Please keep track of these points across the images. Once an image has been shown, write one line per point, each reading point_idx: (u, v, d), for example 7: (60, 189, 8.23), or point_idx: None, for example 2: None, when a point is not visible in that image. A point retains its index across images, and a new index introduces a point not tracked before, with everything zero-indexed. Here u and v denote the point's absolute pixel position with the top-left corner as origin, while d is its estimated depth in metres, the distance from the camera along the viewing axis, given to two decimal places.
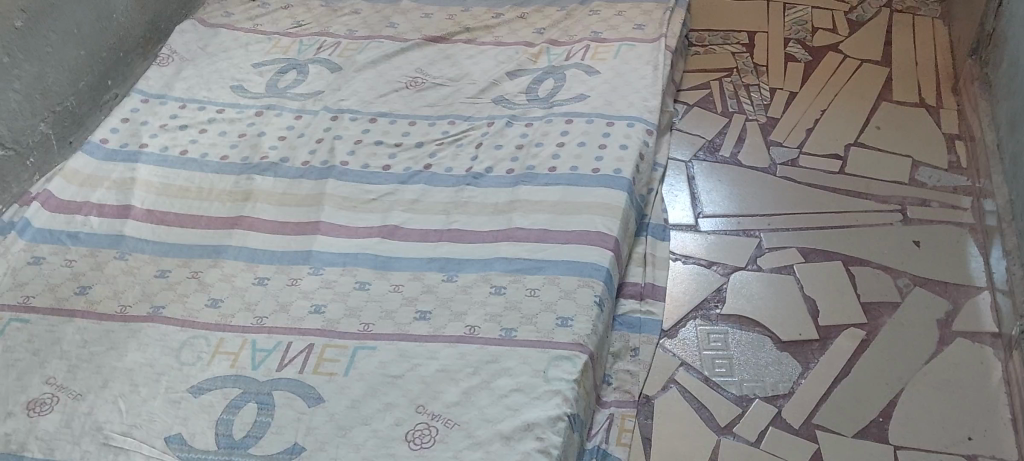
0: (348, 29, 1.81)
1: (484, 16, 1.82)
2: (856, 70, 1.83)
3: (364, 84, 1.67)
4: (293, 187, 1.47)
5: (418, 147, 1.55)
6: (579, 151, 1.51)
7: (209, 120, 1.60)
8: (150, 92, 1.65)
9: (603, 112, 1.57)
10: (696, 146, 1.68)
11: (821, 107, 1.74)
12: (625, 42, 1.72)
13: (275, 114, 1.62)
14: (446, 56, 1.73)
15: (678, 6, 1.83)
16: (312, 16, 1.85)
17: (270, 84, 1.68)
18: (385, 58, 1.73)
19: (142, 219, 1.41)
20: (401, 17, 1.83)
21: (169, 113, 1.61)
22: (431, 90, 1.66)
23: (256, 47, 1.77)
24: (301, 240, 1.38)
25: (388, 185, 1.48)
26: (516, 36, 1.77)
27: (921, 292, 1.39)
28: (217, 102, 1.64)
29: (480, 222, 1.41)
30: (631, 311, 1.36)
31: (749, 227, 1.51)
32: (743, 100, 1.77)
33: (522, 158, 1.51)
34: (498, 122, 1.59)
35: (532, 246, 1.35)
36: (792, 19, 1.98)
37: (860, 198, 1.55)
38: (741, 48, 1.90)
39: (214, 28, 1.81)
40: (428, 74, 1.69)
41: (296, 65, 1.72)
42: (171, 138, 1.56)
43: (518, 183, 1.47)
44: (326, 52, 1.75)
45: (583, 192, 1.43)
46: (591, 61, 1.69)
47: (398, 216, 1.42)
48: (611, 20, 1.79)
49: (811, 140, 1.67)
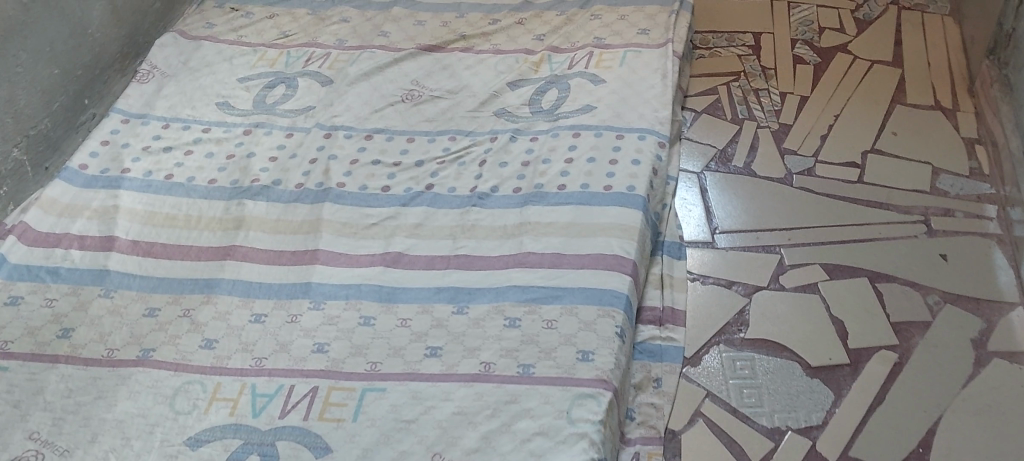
0: (337, 40, 1.72)
1: (481, 23, 1.74)
2: (867, 72, 1.76)
3: (358, 98, 1.59)
4: (288, 212, 1.39)
5: (418, 166, 1.47)
6: (590, 167, 1.43)
7: (195, 141, 1.51)
8: (131, 112, 1.55)
9: (612, 125, 1.50)
10: (707, 156, 1.61)
11: (834, 112, 1.67)
12: (629, 48, 1.65)
13: (264, 133, 1.53)
14: (443, 67, 1.64)
15: (682, 8, 1.74)
16: (298, 26, 1.76)
17: (257, 99, 1.59)
18: (379, 70, 1.64)
19: (127, 251, 1.33)
20: (393, 25, 1.74)
21: (152, 135, 1.52)
22: (429, 103, 1.57)
23: (242, 60, 1.68)
24: (299, 272, 1.29)
25: (390, 209, 1.40)
26: (515, 44, 1.69)
27: (951, 309, 1.33)
28: (202, 121, 1.55)
29: (489, 246, 1.33)
30: (651, 338, 1.29)
31: (768, 243, 1.44)
32: (753, 106, 1.70)
33: (529, 176, 1.44)
34: (502, 137, 1.51)
35: (546, 272, 1.27)
36: (798, 18, 1.91)
37: (882, 209, 1.48)
38: (747, 50, 1.83)
39: (196, 41, 1.71)
40: (425, 86, 1.61)
41: (285, 79, 1.63)
42: (154, 162, 1.47)
43: (527, 203, 1.39)
44: (316, 65, 1.66)
45: (597, 213, 1.36)
46: (595, 69, 1.61)
47: (401, 243, 1.34)
48: (614, 24, 1.71)
49: (826, 148, 1.60)
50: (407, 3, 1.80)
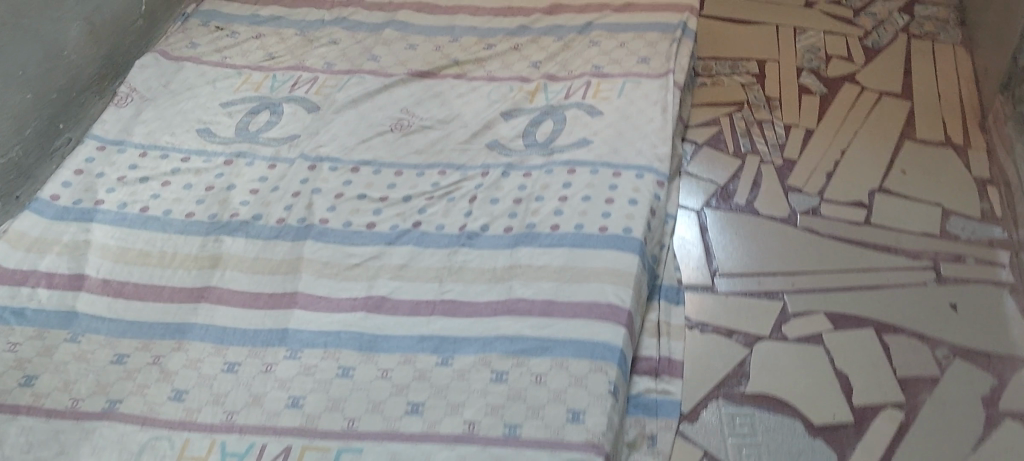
0: (325, 63, 1.65)
1: (475, 47, 1.67)
2: (875, 104, 1.70)
3: (345, 127, 1.53)
4: (267, 250, 1.33)
5: (405, 201, 1.40)
6: (584, 206, 1.37)
7: (174, 170, 1.45)
8: (108, 139, 1.49)
9: (609, 161, 1.44)
10: (708, 193, 1.54)
11: (841, 148, 1.61)
12: (628, 78, 1.59)
13: (246, 163, 1.47)
14: (435, 95, 1.58)
15: (685, 35, 1.68)
16: (286, 47, 1.69)
17: (240, 126, 1.53)
18: (368, 97, 1.58)
19: (97, 291, 1.27)
20: (384, 48, 1.68)
21: (128, 164, 1.45)
22: (419, 134, 1.51)
23: (225, 83, 1.61)
24: (276, 317, 1.23)
25: (374, 247, 1.34)
26: (510, 71, 1.63)
27: (961, 364, 1.25)
28: (182, 149, 1.49)
29: (476, 291, 1.27)
30: (647, 392, 1.21)
31: (770, 287, 1.38)
32: (756, 139, 1.63)
33: (521, 215, 1.37)
34: (493, 172, 1.44)
35: (536, 321, 1.20)
36: (804, 45, 1.84)
37: (889, 253, 1.42)
38: (751, 78, 1.76)
39: (179, 61, 1.65)
40: (415, 115, 1.55)
41: (269, 105, 1.57)
42: (129, 193, 1.41)
43: (518, 245, 1.33)
44: (302, 90, 1.60)
45: (591, 256, 1.29)
46: (592, 100, 1.56)
47: (384, 285, 1.28)
48: (612, 52, 1.65)
49: (832, 186, 1.54)
50: (399, 25, 1.73)
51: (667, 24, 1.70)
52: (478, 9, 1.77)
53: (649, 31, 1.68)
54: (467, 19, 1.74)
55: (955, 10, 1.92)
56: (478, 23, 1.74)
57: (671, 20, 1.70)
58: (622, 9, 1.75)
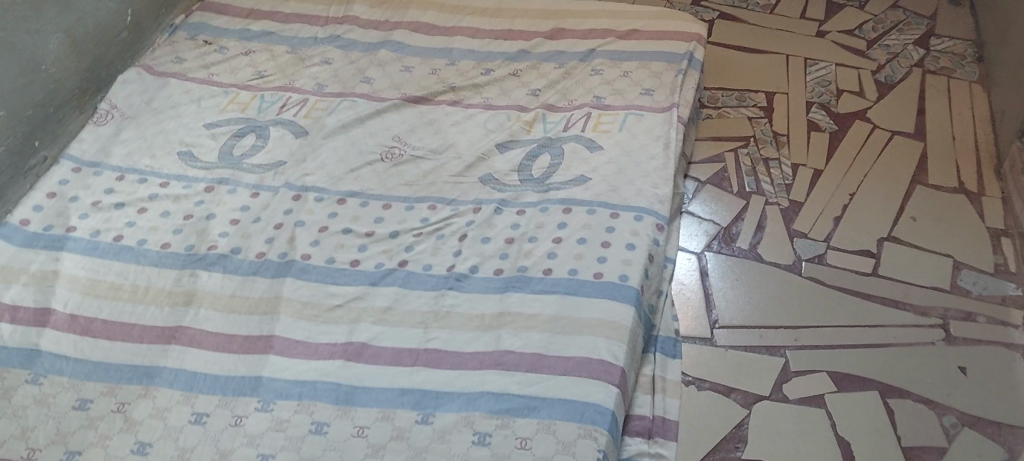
0: (316, 85, 1.59)
1: (472, 72, 1.61)
2: (886, 144, 1.63)
3: (333, 153, 1.46)
4: (244, 288, 1.27)
5: (392, 237, 1.34)
6: (580, 250, 1.30)
7: (151, 196, 1.39)
8: (84, 160, 1.43)
9: (607, 201, 1.37)
10: (710, 235, 1.48)
11: (849, 191, 1.54)
12: (631, 110, 1.52)
13: (227, 190, 1.40)
14: (428, 122, 1.52)
15: (691, 67, 1.61)
16: (276, 66, 1.63)
17: (223, 150, 1.47)
18: (358, 123, 1.52)
19: (63, 328, 1.21)
20: (377, 71, 1.62)
21: (104, 187, 1.39)
22: (410, 164, 1.44)
23: (211, 102, 1.55)
24: (250, 362, 1.17)
25: (357, 288, 1.27)
26: (508, 99, 1.56)
27: (971, 434, 1.19)
28: (161, 173, 1.43)
29: (463, 340, 1.20)
30: (639, 454, 1.15)
31: (772, 342, 1.32)
32: (762, 178, 1.57)
33: (513, 256, 1.30)
34: (485, 208, 1.37)
35: (524, 377, 1.14)
36: (814, 77, 1.78)
37: (897, 309, 1.36)
38: (759, 111, 1.70)
39: (163, 77, 1.58)
40: (406, 143, 1.48)
41: (255, 127, 1.50)
42: (103, 219, 1.35)
43: (508, 290, 1.26)
44: (291, 112, 1.53)
45: (585, 305, 1.22)
46: (592, 133, 1.48)
47: (366, 331, 1.21)
48: (615, 81, 1.58)
49: (839, 233, 1.47)
50: (394, 45, 1.67)
51: (672, 53, 1.63)
52: (477, 31, 1.70)
53: (654, 60, 1.61)
54: (466, 41, 1.68)
55: (973, 44, 1.85)
56: (476, 46, 1.67)
57: (677, 49, 1.64)
58: (626, 35, 1.68)
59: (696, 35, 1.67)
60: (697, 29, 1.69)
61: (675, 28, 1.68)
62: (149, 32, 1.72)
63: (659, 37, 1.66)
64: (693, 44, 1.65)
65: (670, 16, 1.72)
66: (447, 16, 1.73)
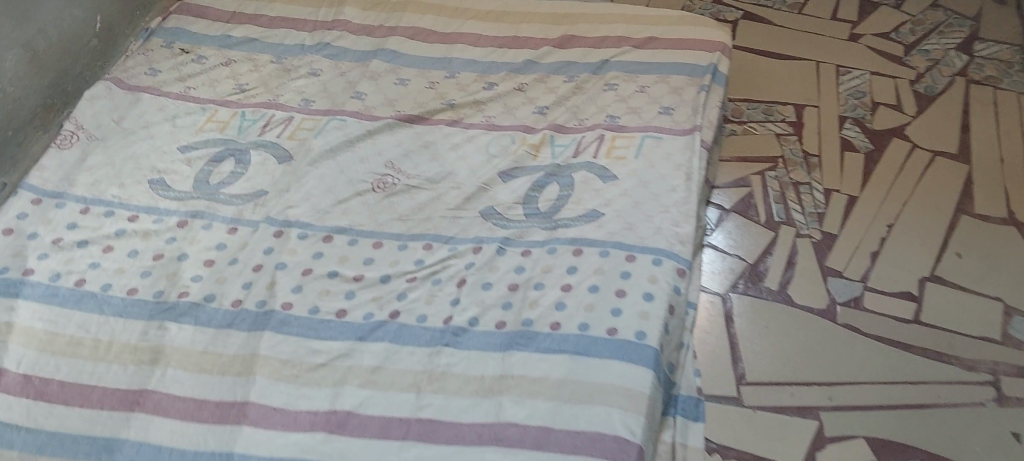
0: (302, 100, 1.45)
1: (474, 86, 1.47)
2: (928, 166, 1.49)
3: (320, 182, 1.33)
4: (217, 342, 1.14)
5: (384, 282, 1.21)
6: (591, 300, 1.17)
7: (118, 232, 1.26)
8: (46, 191, 1.30)
9: (622, 241, 1.23)
10: (734, 273, 1.34)
11: (888, 222, 1.40)
12: (648, 133, 1.38)
13: (202, 226, 1.27)
14: (424, 146, 1.38)
15: (715, 81, 1.46)
16: (258, 78, 1.49)
17: (199, 178, 1.33)
18: (348, 146, 1.38)
19: (15, 392, 1.09)
20: (370, 83, 1.47)
21: (67, 222, 1.27)
22: (404, 196, 1.32)
23: (186, 121, 1.41)
24: (221, 435, 1.04)
25: (343, 344, 1.14)
26: (513, 118, 1.42)
27: None
28: (130, 205, 1.29)
29: (460, 408, 1.07)
30: None
31: (805, 402, 1.19)
32: (791, 206, 1.43)
33: (517, 307, 1.17)
34: (486, 248, 1.24)
35: (527, 456, 1.01)
36: (848, 87, 1.63)
37: (943, 363, 1.22)
38: (788, 127, 1.55)
39: (135, 92, 1.45)
40: (400, 171, 1.35)
41: (235, 151, 1.37)
42: (64, 260, 1.22)
43: (511, 349, 1.13)
44: (274, 132, 1.40)
45: (597, 368, 1.09)
46: (605, 160, 1.35)
47: (352, 396, 1.08)
48: (631, 98, 1.44)
49: (877, 271, 1.34)
50: (389, 54, 1.52)
51: (695, 65, 1.47)
52: (479, 38, 1.56)
53: (674, 73, 1.46)
54: (467, 50, 1.53)
55: (1020, 50, 1.70)
56: (478, 55, 1.52)
57: (700, 60, 1.48)
58: (643, 43, 1.53)
59: (721, 44, 1.51)
60: (722, 37, 1.53)
61: (698, 36, 1.53)
62: (121, 39, 1.58)
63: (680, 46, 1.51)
64: (718, 55, 1.50)
65: (692, 21, 1.56)
66: (447, 21, 1.58)
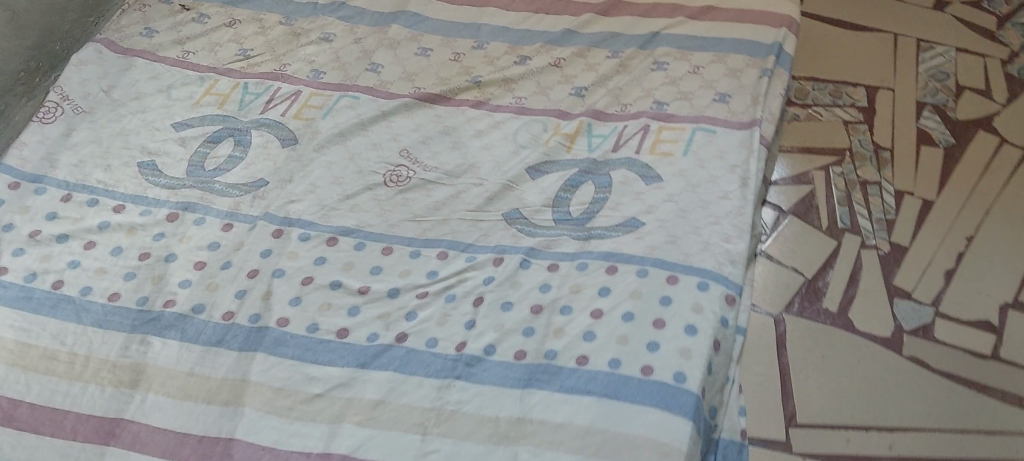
0: (311, 72, 1.30)
1: (504, 60, 1.30)
2: (1018, 166, 1.30)
3: (327, 172, 1.19)
4: (205, 362, 1.02)
5: (392, 297, 1.07)
6: (624, 330, 1.02)
7: (101, 225, 1.13)
8: (24, 173, 1.17)
9: (663, 259, 1.08)
10: (788, 290, 1.19)
11: (966, 234, 1.23)
12: (700, 125, 1.21)
13: (194, 220, 1.14)
14: (445, 131, 1.23)
15: (779, 63, 1.28)
16: (264, 43, 1.33)
17: (193, 163, 1.20)
18: (360, 129, 1.23)
19: None
20: (387, 54, 1.31)
21: (46, 211, 1.14)
22: (419, 192, 1.17)
23: (183, 93, 1.27)
24: None
25: (343, 371, 1.01)
26: (546, 100, 1.26)
27: None
28: (116, 193, 1.17)
29: (471, 456, 0.95)
30: None
31: (863, 451, 1.04)
32: (857, 210, 1.26)
33: (539, 333, 1.03)
34: (509, 260, 1.10)
35: None
36: (929, 67, 1.43)
37: None
38: (858, 114, 1.37)
39: (127, 56, 1.31)
40: (417, 161, 1.20)
41: (234, 131, 1.23)
42: (41, 257, 1.10)
43: (531, 386, 0.99)
44: (278, 110, 1.25)
45: (627, 415, 0.95)
46: (649, 157, 1.18)
47: (350, 436, 0.96)
48: (682, 80, 1.26)
49: (952, 294, 1.17)
50: (410, 18, 1.36)
51: (758, 42, 1.29)
52: (512, 1, 1.39)
53: (732, 52, 1.29)
54: (498, 16, 1.36)
55: None
56: (510, 21, 1.36)
57: (764, 37, 1.30)
58: (699, 14, 1.35)
59: (789, 17, 1.32)
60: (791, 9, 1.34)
61: (763, 7, 1.34)
62: None
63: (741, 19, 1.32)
64: (785, 31, 1.31)
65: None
66: None
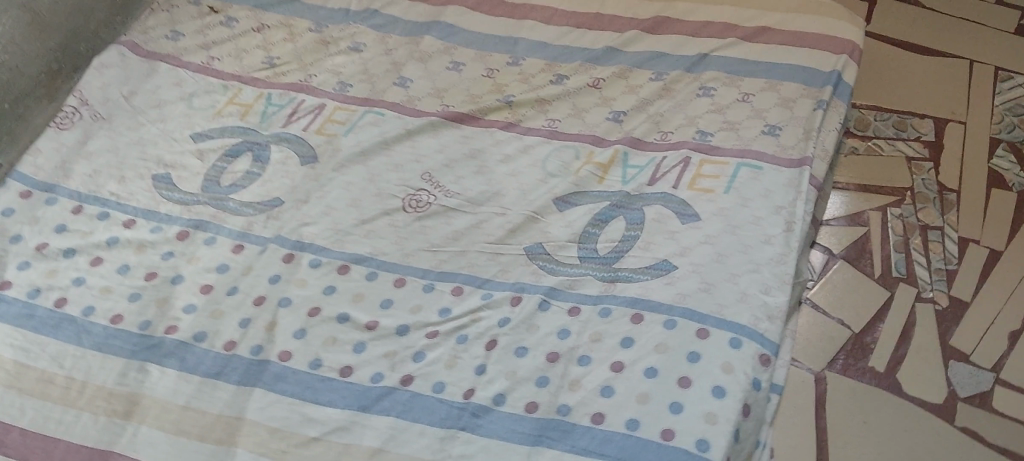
0: (338, 84, 1.24)
1: (539, 79, 1.23)
2: None
3: (345, 193, 1.14)
4: (202, 396, 0.98)
5: (400, 334, 1.01)
6: (646, 388, 0.93)
7: (110, 241, 1.10)
8: (37, 182, 1.15)
9: (694, 310, 0.99)
10: (833, 343, 1.09)
11: None
12: (745, 160, 1.12)
13: (205, 240, 1.10)
14: (471, 155, 1.16)
15: (837, 94, 1.19)
16: (292, 51, 1.28)
17: (209, 178, 1.16)
18: (382, 148, 1.17)
19: None
20: (418, 67, 1.25)
21: (55, 224, 1.11)
22: (439, 220, 1.11)
23: (204, 102, 1.23)
24: None
25: (343, 414, 0.96)
26: (581, 124, 1.19)
27: None
28: (127, 207, 1.13)
29: None
30: None
31: None
32: (914, 257, 1.16)
33: (553, 385, 0.96)
34: (527, 300, 1.03)
35: None
36: (1005, 99, 1.32)
37: None
38: (923, 150, 1.27)
39: (151, 60, 1.27)
40: (439, 186, 1.14)
41: (254, 145, 1.18)
42: (47, 272, 1.08)
43: (541, 444, 0.91)
44: (300, 124, 1.20)
45: None
46: (687, 192, 1.10)
47: None
48: (729, 109, 1.17)
49: (1014, 360, 1.06)
50: (445, 29, 1.30)
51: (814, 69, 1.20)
52: (553, 13, 1.31)
53: (786, 79, 1.19)
54: (537, 29, 1.29)
55: None
56: (550, 36, 1.28)
57: (822, 63, 1.20)
58: (753, 34, 1.25)
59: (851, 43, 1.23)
60: (855, 34, 1.24)
61: (823, 29, 1.24)
62: None
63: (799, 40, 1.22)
64: (846, 58, 1.21)
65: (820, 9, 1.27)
66: None
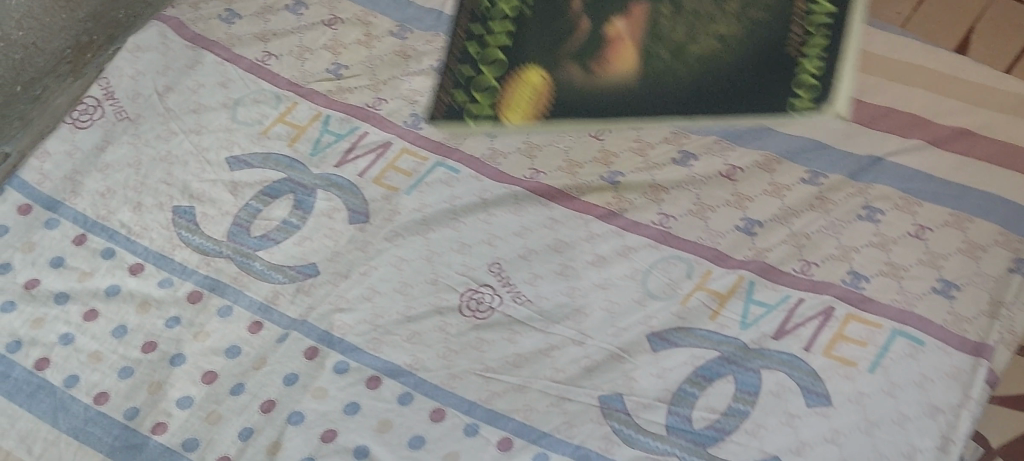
0: (411, 116, 1.03)
1: (659, 152, 1.00)
2: None
3: (395, 274, 0.93)
4: None
5: None
6: None
7: (109, 291, 0.92)
8: (41, 195, 0.97)
9: None
10: None
11: None
12: (903, 327, 0.85)
13: (219, 310, 0.91)
14: (556, 247, 0.94)
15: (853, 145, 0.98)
16: (364, 61, 1.08)
17: (238, 225, 0.96)
18: (449, 218, 0.96)
19: None
20: (510, 110, 1.03)
21: (53, 256, 0.94)
22: (502, 335, 0.89)
23: (251, 115, 1.03)
24: None
25: None
26: (702, 227, 0.94)
27: None
28: (138, 246, 0.95)
29: None
30: None
31: None
32: None
33: None
34: None
35: None
36: None
37: None
38: None
39: (197, 47, 1.08)
40: (509, 285, 0.91)
41: (299, 189, 0.98)
42: (32, 321, 0.91)
43: None
44: (357, 167, 0.99)
45: None
46: (821, 360, 0.84)
47: None
48: (896, 246, 0.90)
49: None
50: None
51: (668, 86, 1.02)
52: None
53: (705, 108, 1.00)
54: None
55: None
56: None
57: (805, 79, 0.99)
58: (950, 138, 0.98)
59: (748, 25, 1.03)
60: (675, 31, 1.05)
61: (753, 20, 1.04)
62: None
63: (633, 44, 1.05)
64: (557, 55, 1.06)
65: None
66: None
